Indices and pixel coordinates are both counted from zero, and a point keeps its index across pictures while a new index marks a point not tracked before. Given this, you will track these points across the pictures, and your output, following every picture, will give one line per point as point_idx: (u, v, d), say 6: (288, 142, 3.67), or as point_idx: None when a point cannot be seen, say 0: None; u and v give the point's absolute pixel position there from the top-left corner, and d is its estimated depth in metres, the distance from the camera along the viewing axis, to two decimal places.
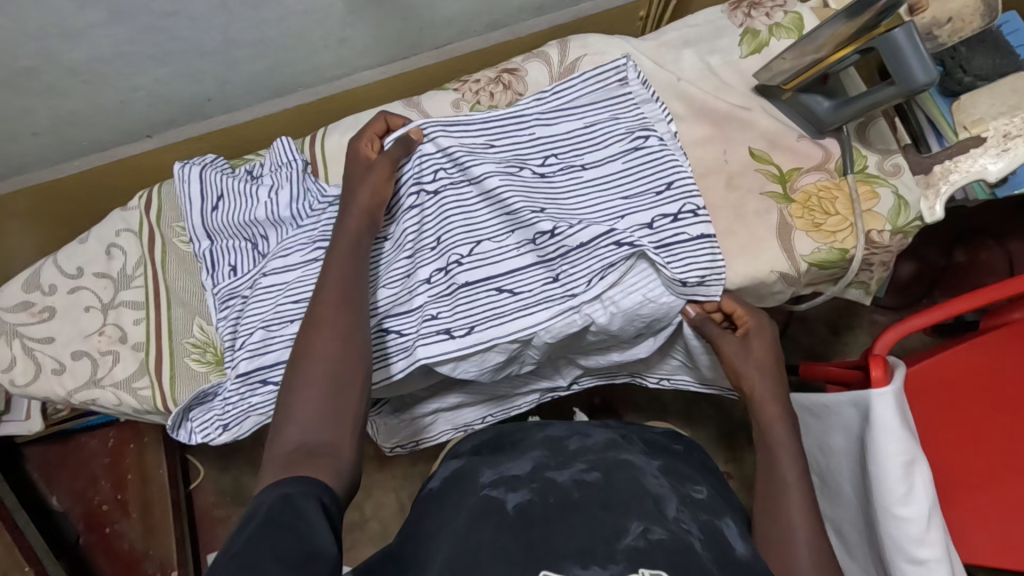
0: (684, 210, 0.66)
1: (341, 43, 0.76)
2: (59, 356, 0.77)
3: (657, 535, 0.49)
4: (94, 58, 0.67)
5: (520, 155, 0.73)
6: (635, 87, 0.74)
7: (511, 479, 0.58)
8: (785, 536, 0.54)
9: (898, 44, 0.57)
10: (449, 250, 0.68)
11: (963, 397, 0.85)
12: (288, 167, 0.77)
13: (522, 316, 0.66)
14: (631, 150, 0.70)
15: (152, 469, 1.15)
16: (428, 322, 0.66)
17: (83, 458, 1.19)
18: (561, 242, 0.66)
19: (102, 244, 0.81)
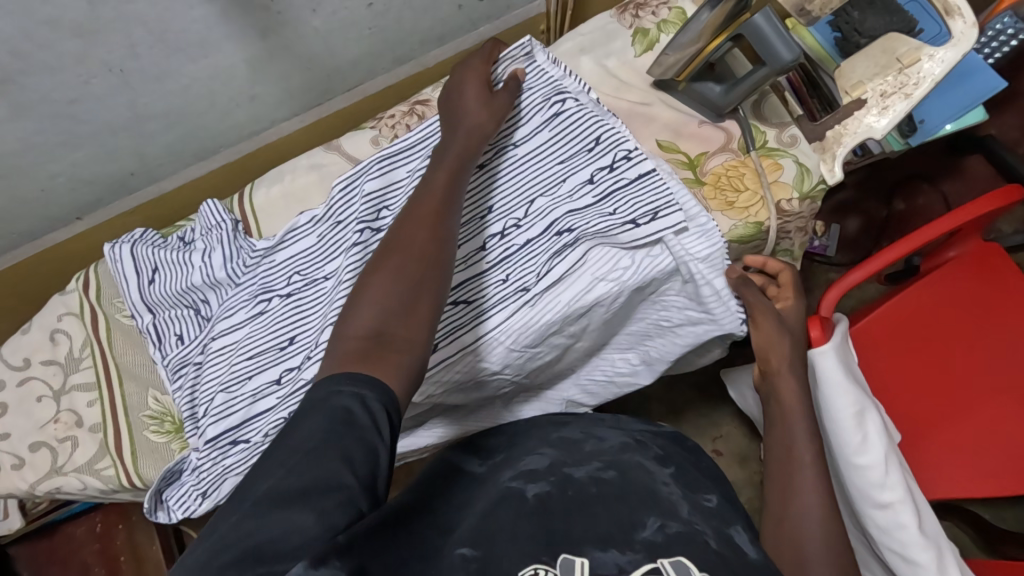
0: (618, 157, 0.70)
1: (252, 100, 0.78)
2: (17, 450, 0.77)
3: (674, 528, 0.51)
4: (6, 154, 0.68)
5: None
6: (546, 63, 0.76)
7: (529, 472, 0.58)
8: (795, 517, 0.56)
9: (760, 28, 0.61)
10: None
11: (908, 342, 0.88)
12: (218, 229, 0.78)
13: (479, 322, 0.68)
14: (553, 117, 0.73)
15: (145, 547, 1.15)
16: None
17: (72, 548, 1.16)
18: (507, 243, 0.70)
19: (46, 331, 0.81)
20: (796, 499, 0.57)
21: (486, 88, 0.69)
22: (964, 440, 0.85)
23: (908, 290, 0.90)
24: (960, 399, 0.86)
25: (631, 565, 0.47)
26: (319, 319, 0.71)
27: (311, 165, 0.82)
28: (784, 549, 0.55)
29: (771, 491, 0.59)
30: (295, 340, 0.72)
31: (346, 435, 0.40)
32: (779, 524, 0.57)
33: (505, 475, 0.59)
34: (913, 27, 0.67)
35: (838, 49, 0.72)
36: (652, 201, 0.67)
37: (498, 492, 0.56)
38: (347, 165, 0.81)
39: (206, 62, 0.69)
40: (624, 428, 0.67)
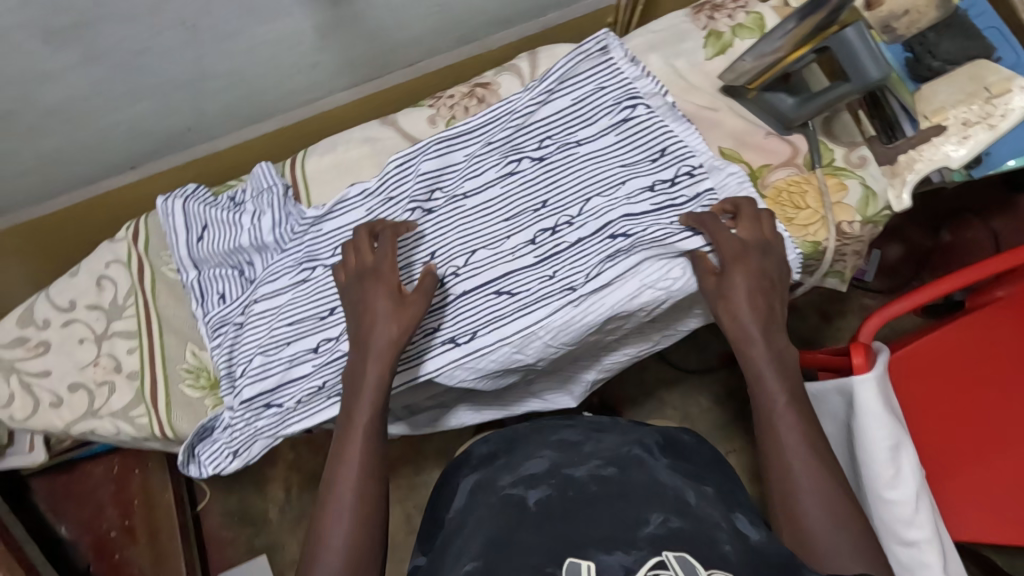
0: (682, 172, 0.69)
1: (313, 67, 0.78)
2: (57, 388, 0.79)
3: (676, 523, 0.54)
4: (72, 99, 0.69)
5: (516, 144, 0.74)
6: (622, 62, 0.74)
7: (529, 478, 0.63)
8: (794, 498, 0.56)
9: (850, 40, 0.60)
10: (446, 262, 0.70)
11: (946, 377, 0.86)
12: (269, 192, 0.78)
13: (522, 315, 0.67)
14: (621, 122, 0.72)
15: (157, 492, 1.28)
16: (429, 335, 0.68)
17: (88, 487, 1.32)
18: (558, 240, 0.69)
19: (93, 276, 0.82)
20: (793, 480, 0.56)
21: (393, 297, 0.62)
22: (988, 483, 0.82)
23: (958, 322, 0.87)
24: (988, 441, 0.83)
25: (636, 563, 0.50)
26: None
27: (364, 138, 0.81)
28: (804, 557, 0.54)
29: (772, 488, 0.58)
30: (333, 311, 0.72)
31: None
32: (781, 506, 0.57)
33: (505, 481, 0.64)
34: (991, 53, 0.69)
35: (909, 70, 0.71)
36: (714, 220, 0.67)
37: (499, 500, 0.61)
38: (400, 141, 0.80)
39: (276, 25, 0.69)
40: (628, 431, 0.69)
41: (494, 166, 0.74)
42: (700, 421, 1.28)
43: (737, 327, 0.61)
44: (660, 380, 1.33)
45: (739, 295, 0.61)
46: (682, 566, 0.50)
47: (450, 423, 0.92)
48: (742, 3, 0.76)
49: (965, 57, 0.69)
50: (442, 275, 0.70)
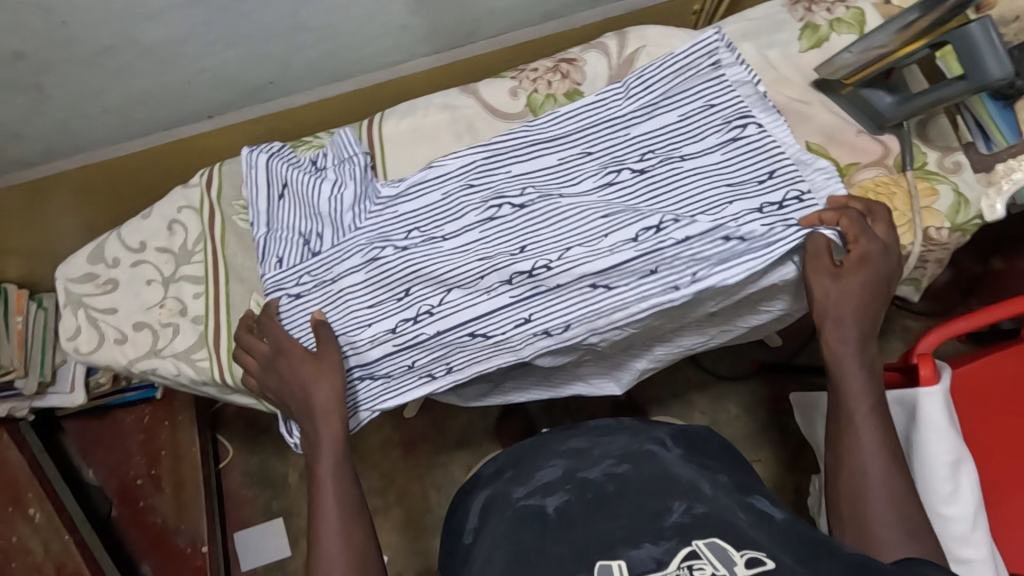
0: (790, 197, 0.67)
1: (400, 30, 0.78)
2: (122, 326, 0.80)
3: (701, 510, 0.55)
4: (170, 40, 0.70)
5: (617, 156, 0.75)
6: (732, 71, 0.73)
7: (545, 487, 0.65)
8: (862, 503, 0.59)
9: (973, 37, 0.58)
10: (537, 256, 0.72)
11: (1007, 403, 0.83)
12: (350, 161, 0.79)
13: (619, 310, 0.70)
14: (729, 142, 0.71)
15: (184, 445, 1.31)
16: (522, 326, 0.72)
17: (119, 434, 1.33)
18: (664, 237, 0.69)
19: (165, 220, 0.83)
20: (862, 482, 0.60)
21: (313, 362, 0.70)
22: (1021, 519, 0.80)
23: (997, 353, 0.84)
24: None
25: (667, 554, 0.50)
26: (442, 274, 0.73)
27: (444, 105, 0.82)
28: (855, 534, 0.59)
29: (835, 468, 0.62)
30: (411, 292, 0.74)
31: None
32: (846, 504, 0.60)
33: (519, 493, 0.66)
34: None
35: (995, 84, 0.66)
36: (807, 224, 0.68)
37: (516, 511, 0.63)
38: (482, 111, 0.81)
39: None
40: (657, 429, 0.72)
41: (592, 176, 0.75)
42: (725, 427, 1.28)
43: (833, 326, 0.64)
44: (692, 381, 1.32)
45: (842, 292, 0.63)
46: (715, 555, 0.49)
47: (498, 399, 0.94)
48: None
49: None
50: (535, 267, 0.72)
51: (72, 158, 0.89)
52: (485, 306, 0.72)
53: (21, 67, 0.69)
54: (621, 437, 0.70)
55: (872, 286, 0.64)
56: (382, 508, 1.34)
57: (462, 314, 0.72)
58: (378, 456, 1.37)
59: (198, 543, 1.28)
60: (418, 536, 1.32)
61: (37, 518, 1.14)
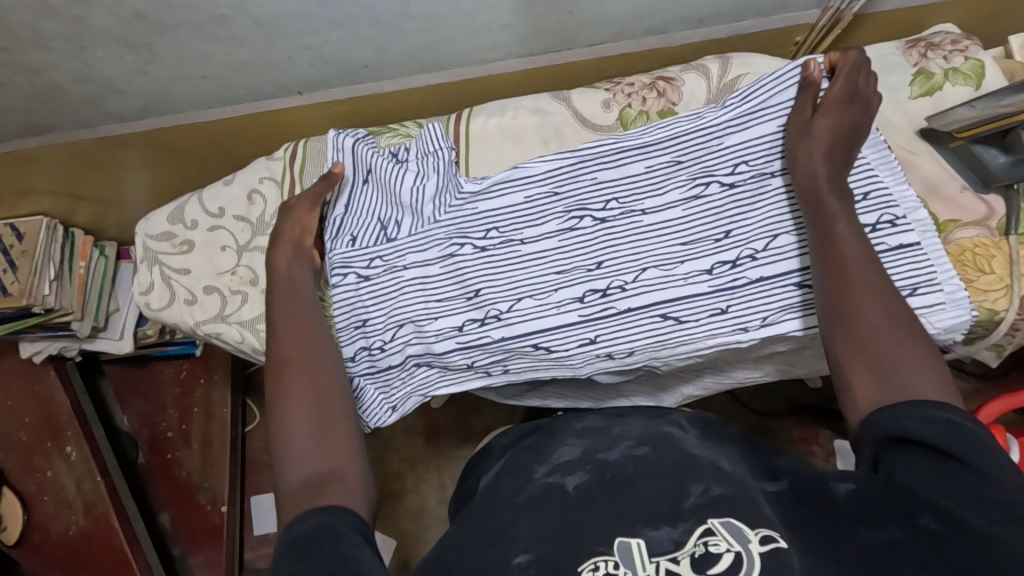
0: (883, 220, 0.65)
1: (503, 29, 0.78)
2: (192, 288, 0.82)
3: (718, 492, 0.51)
4: (282, 14, 0.71)
5: (707, 167, 0.75)
6: None
7: (565, 465, 0.60)
8: (866, 329, 0.56)
9: None
10: (614, 274, 0.74)
11: None
12: (435, 155, 0.80)
13: (684, 344, 0.72)
14: None
15: (216, 406, 1.33)
16: (587, 346, 0.73)
17: (156, 384, 1.36)
18: (739, 274, 0.72)
19: (245, 189, 0.85)
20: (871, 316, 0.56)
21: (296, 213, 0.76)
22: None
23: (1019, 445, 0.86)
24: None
25: (686, 535, 0.48)
26: (515, 281, 0.75)
27: (533, 108, 0.82)
28: (870, 383, 0.55)
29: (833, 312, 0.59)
30: (480, 293, 0.75)
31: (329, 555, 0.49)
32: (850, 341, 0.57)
33: (539, 470, 0.61)
34: None
35: None
36: (910, 276, 0.65)
37: (538, 488, 0.58)
38: (571, 119, 0.80)
39: None
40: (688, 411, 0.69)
41: (679, 187, 0.75)
42: None
43: (806, 165, 0.66)
44: (724, 413, 1.29)
45: (816, 140, 0.66)
46: (729, 533, 0.47)
47: (535, 401, 0.91)
48: (960, 47, 0.72)
49: None
50: (609, 287, 0.74)
51: (161, 119, 0.92)
52: (553, 319, 0.74)
53: (138, 26, 0.71)
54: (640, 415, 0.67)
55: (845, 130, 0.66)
56: (398, 492, 1.35)
57: (528, 324, 0.74)
58: (401, 441, 1.38)
59: (219, 500, 1.31)
60: (430, 524, 1.33)
61: (72, 457, 1.18)
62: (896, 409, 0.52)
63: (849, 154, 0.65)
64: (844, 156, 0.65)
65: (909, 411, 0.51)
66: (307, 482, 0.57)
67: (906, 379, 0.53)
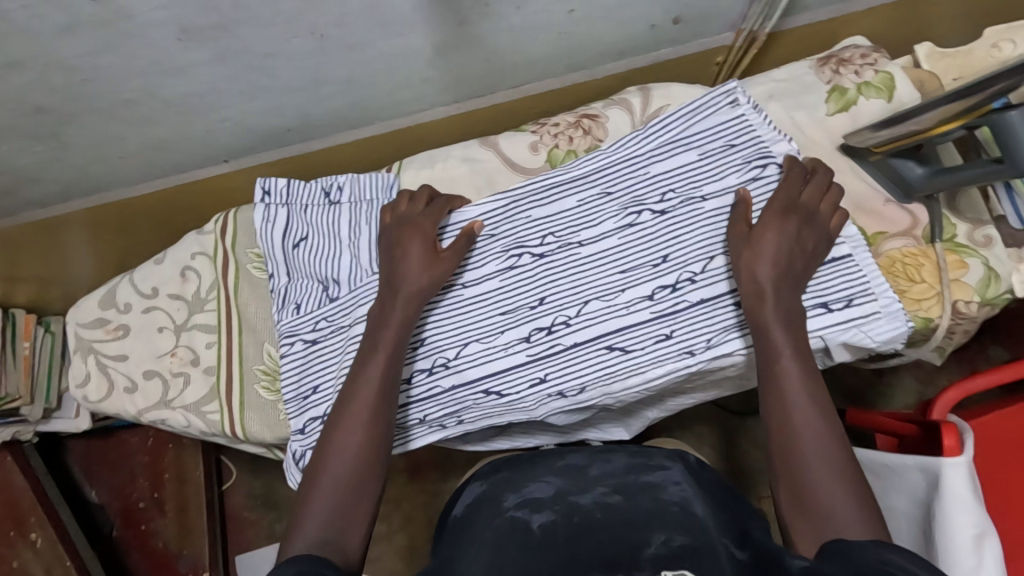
0: None
1: (423, 82, 0.76)
2: (131, 374, 0.79)
3: (679, 542, 0.53)
4: (190, 93, 0.68)
5: (638, 196, 0.75)
6: (748, 112, 0.73)
7: (535, 501, 0.61)
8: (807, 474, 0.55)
9: (1012, 124, 0.52)
10: (557, 310, 0.73)
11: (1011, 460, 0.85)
12: (368, 205, 0.79)
13: (634, 374, 0.71)
14: (749, 181, 0.71)
15: (189, 468, 1.25)
16: (538, 386, 0.72)
17: (124, 454, 1.28)
18: (679, 298, 0.71)
19: (177, 266, 0.82)
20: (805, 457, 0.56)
21: (430, 248, 0.70)
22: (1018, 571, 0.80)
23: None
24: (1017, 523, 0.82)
25: None
26: (460, 327, 0.74)
27: (464, 157, 0.81)
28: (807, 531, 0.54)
29: (777, 457, 0.58)
30: (426, 343, 0.74)
31: None
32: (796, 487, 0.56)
33: (509, 501, 0.62)
34: None
35: None
36: (847, 287, 0.65)
37: (504, 521, 0.59)
38: (501, 166, 0.80)
39: (400, 40, 0.67)
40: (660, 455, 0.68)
41: (612, 217, 0.75)
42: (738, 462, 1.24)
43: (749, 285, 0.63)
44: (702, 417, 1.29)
45: (756, 254, 0.63)
46: None
47: (504, 444, 0.90)
48: (870, 61, 0.73)
49: None
50: (553, 324, 0.73)
51: (87, 198, 0.89)
52: (501, 363, 0.73)
53: (42, 120, 0.69)
54: (619, 455, 0.67)
55: (789, 245, 0.63)
56: (386, 532, 1.33)
57: (477, 369, 0.73)
58: None
59: (200, 568, 1.22)
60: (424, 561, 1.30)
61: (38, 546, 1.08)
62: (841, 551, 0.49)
63: (793, 271, 0.63)
64: (788, 274, 0.62)
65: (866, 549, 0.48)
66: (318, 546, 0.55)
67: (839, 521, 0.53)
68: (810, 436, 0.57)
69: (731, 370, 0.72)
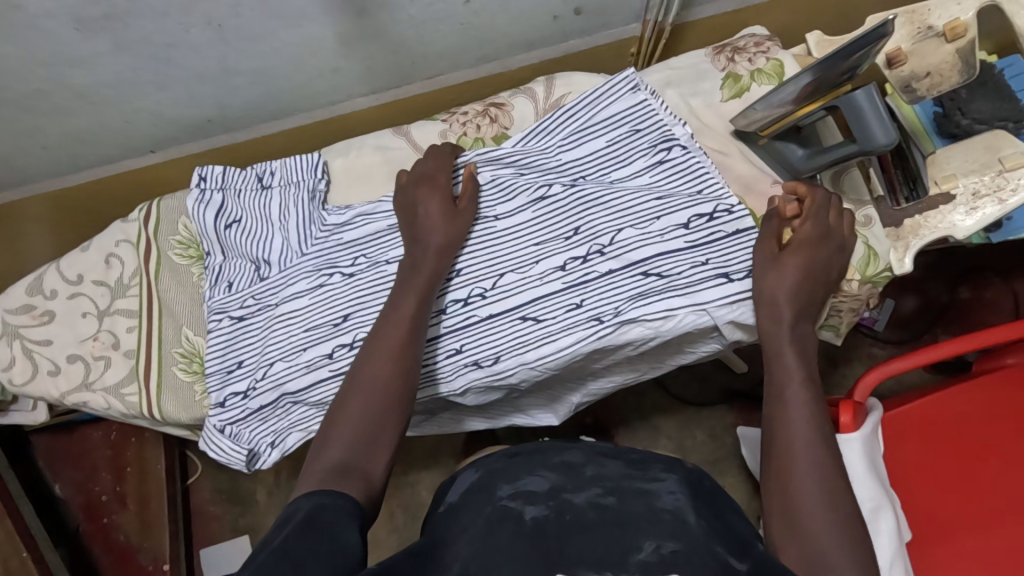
0: (719, 210, 0.70)
1: (335, 72, 0.78)
2: (55, 358, 0.82)
3: (670, 549, 0.51)
4: (99, 84, 0.71)
5: (550, 174, 0.76)
6: (648, 99, 0.75)
7: (529, 493, 0.57)
8: (796, 491, 0.56)
9: (858, 104, 0.58)
10: (473, 282, 0.73)
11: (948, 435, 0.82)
12: (296, 188, 0.81)
13: (546, 343, 0.71)
14: (656, 165, 0.74)
15: (152, 463, 1.20)
16: (454, 356, 0.73)
17: (85, 449, 1.22)
18: (589, 269, 0.72)
19: (102, 254, 0.84)
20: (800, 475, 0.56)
21: (446, 204, 0.71)
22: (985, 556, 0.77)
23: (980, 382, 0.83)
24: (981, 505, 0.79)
25: None
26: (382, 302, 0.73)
27: (377, 146, 0.83)
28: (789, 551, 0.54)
29: (768, 471, 0.59)
30: (348, 318, 0.74)
31: (310, 537, 0.47)
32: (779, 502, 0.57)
33: (502, 490, 0.58)
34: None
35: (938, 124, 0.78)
36: (747, 261, 0.68)
37: (495, 510, 0.56)
38: (411, 153, 0.82)
39: (299, 32, 0.69)
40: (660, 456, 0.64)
41: (525, 191, 0.75)
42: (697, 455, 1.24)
43: (767, 308, 0.64)
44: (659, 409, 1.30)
45: (780, 277, 0.64)
46: None
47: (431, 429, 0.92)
48: (763, 48, 0.75)
49: (997, 118, 0.77)
50: (470, 295, 0.73)
51: (18, 190, 0.89)
52: None
53: None
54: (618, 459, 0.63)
55: (809, 273, 0.64)
56: None
57: None
58: None
59: (161, 562, 1.18)
60: None
61: None
62: None
63: (808, 297, 0.64)
64: (805, 302, 0.64)
65: None
66: (333, 470, 0.56)
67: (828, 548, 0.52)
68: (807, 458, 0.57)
69: (632, 349, 0.73)
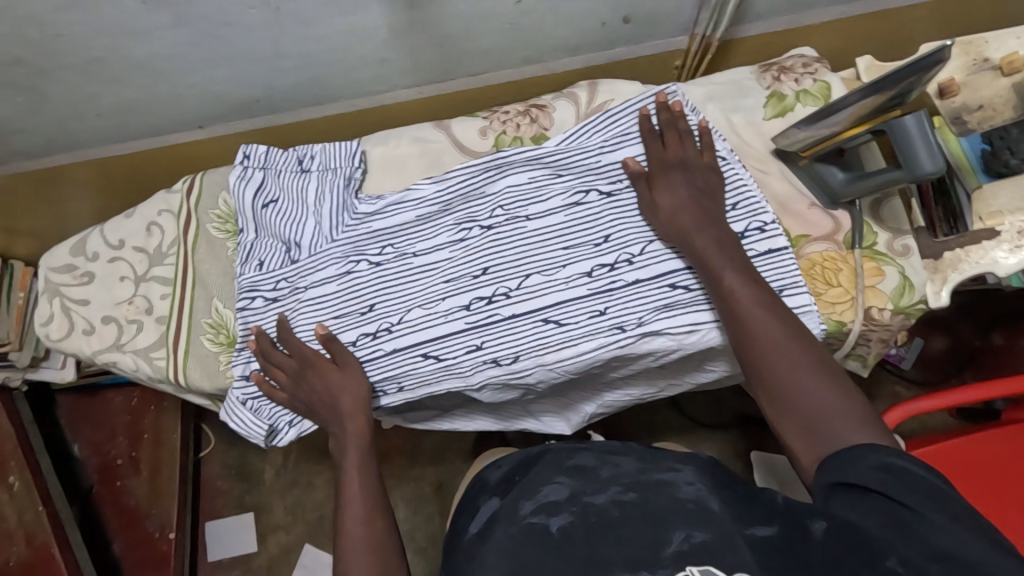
0: (752, 227, 0.69)
1: (380, 62, 0.80)
2: (91, 318, 0.84)
3: (701, 539, 0.45)
4: (156, 56, 0.74)
5: (588, 180, 0.76)
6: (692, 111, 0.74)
7: (548, 504, 0.52)
8: (786, 389, 0.56)
9: (908, 129, 0.57)
10: (498, 281, 0.74)
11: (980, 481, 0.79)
12: (333, 173, 0.82)
13: (567, 347, 0.71)
14: None
15: (167, 432, 1.22)
16: (474, 352, 0.73)
17: (105, 411, 1.25)
18: (616, 277, 0.72)
19: (144, 221, 0.87)
20: (780, 375, 0.57)
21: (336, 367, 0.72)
22: None
23: (1007, 429, 0.81)
24: None
25: None
26: (405, 292, 0.76)
27: (416, 138, 0.85)
28: (804, 446, 0.54)
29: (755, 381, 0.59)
30: (374, 309, 0.76)
31: None
32: (781, 412, 0.56)
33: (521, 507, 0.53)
34: None
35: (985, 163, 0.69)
36: (778, 279, 0.67)
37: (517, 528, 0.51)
38: (449, 146, 0.84)
39: (352, 20, 0.71)
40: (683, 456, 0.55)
41: (560, 194, 0.76)
42: None
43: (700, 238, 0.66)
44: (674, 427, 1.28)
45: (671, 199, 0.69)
46: None
47: (443, 425, 0.92)
48: (810, 69, 0.75)
49: None
50: (494, 294, 0.74)
51: (69, 154, 0.92)
52: (442, 328, 0.74)
53: (20, 72, 0.74)
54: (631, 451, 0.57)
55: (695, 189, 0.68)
56: None
57: (415, 335, 0.74)
58: None
59: (167, 529, 1.20)
60: None
61: (16, 488, 1.06)
62: (854, 454, 0.50)
63: (709, 210, 0.67)
64: (719, 218, 0.67)
65: (865, 457, 0.49)
66: None
67: (831, 431, 0.53)
68: (781, 352, 0.58)
69: (653, 358, 0.73)
